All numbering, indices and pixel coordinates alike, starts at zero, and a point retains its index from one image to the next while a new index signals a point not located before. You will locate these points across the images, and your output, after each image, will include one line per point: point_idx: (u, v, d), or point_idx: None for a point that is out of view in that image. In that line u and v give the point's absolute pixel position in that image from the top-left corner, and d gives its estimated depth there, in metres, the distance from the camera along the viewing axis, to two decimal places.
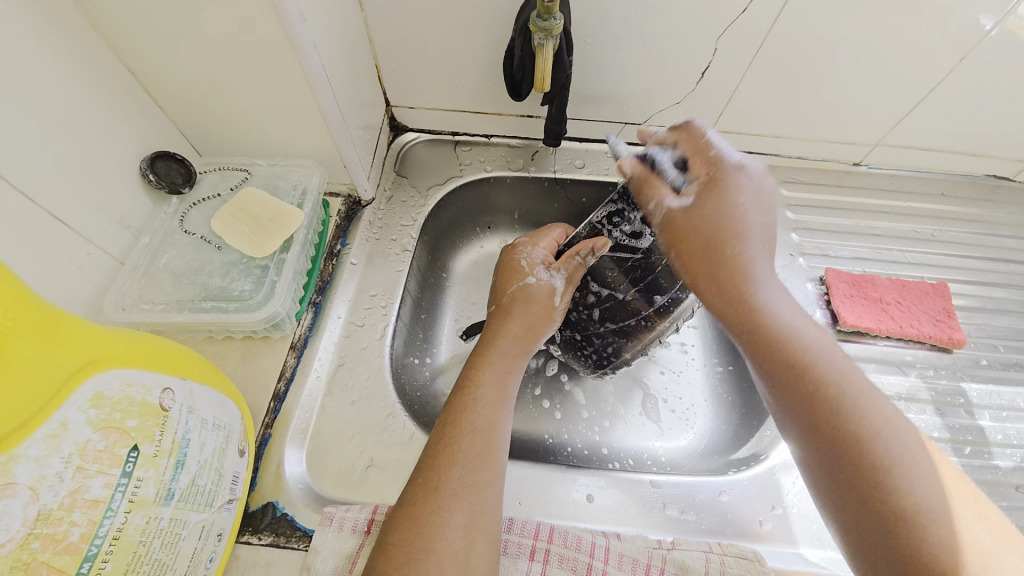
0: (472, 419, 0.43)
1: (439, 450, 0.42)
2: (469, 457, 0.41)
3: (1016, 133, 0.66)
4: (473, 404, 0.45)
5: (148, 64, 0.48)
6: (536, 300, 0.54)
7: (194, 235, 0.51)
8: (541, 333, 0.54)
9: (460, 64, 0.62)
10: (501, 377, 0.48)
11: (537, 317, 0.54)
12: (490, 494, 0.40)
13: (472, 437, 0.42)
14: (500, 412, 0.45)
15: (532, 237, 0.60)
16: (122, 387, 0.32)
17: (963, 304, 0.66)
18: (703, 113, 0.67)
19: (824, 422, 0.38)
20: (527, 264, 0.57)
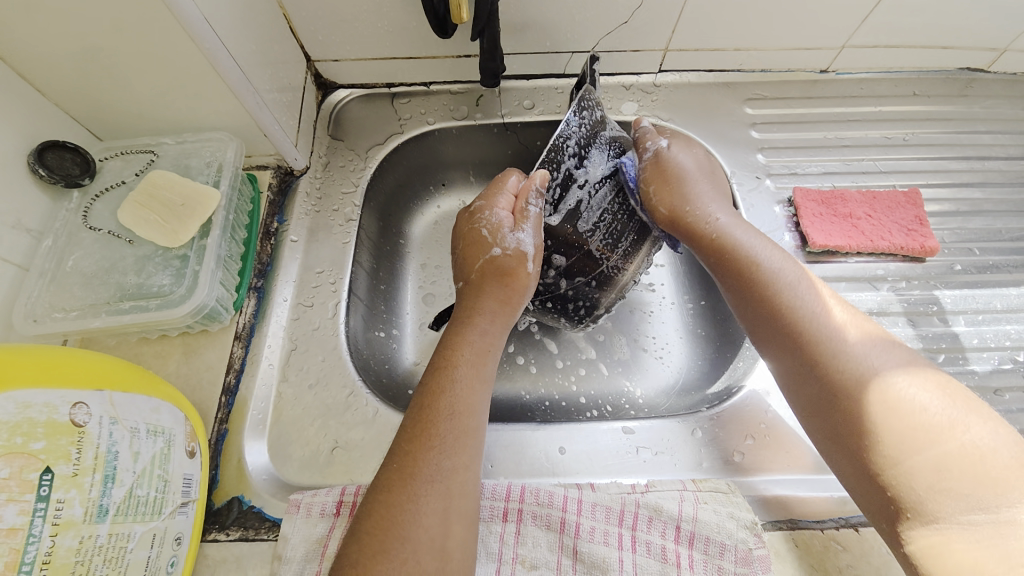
0: (450, 402, 0.41)
1: (414, 435, 0.39)
2: (447, 440, 0.39)
3: (991, 18, 0.61)
4: (448, 386, 0.42)
5: (6, 41, 0.41)
6: (510, 269, 0.49)
7: (101, 231, 0.47)
8: (523, 297, 0.50)
9: (377, 2, 0.55)
10: (478, 353, 0.45)
11: (515, 286, 0.49)
12: (469, 477, 0.39)
13: (451, 420, 0.40)
14: (479, 391, 0.43)
15: (487, 198, 0.52)
16: (18, 409, 0.29)
17: (937, 210, 0.64)
18: (654, 30, 0.61)
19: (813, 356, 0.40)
20: (490, 233, 0.50)
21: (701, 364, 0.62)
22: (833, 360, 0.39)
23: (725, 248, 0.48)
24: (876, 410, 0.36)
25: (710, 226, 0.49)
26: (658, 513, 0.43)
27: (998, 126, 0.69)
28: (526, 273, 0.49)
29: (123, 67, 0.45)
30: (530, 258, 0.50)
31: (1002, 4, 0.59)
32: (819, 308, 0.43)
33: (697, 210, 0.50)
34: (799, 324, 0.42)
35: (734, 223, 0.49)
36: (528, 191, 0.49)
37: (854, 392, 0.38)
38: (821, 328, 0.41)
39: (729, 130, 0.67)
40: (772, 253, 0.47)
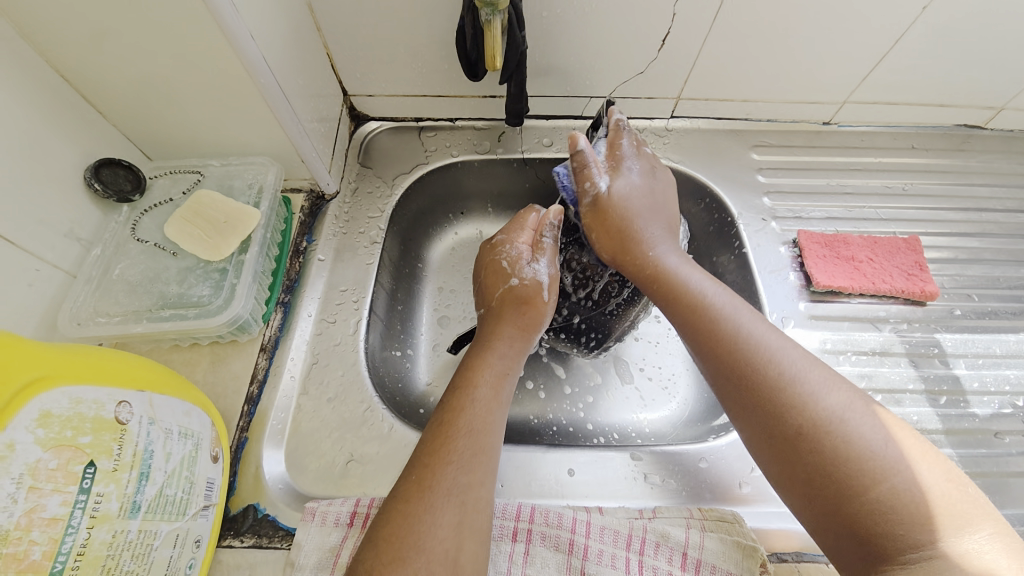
0: (469, 419, 0.42)
1: (431, 449, 0.41)
2: (464, 456, 0.41)
3: (982, 80, 0.65)
4: (469, 404, 0.44)
5: (83, 69, 0.46)
6: (527, 297, 0.51)
7: (147, 243, 0.50)
8: (540, 325, 0.52)
9: (415, 45, 0.60)
10: (495, 375, 0.46)
11: (533, 314, 0.51)
12: (483, 494, 0.40)
13: (468, 437, 0.41)
14: (496, 411, 0.44)
15: (509, 231, 0.55)
16: (71, 404, 0.31)
17: (936, 257, 0.66)
18: (667, 81, 0.66)
19: (777, 418, 0.38)
20: (510, 264, 0.53)
21: (707, 396, 0.63)
22: (806, 437, 0.37)
23: (655, 269, 0.49)
24: (853, 458, 0.35)
25: (647, 261, 0.50)
26: (665, 539, 0.44)
27: (995, 179, 0.72)
28: (543, 302, 0.52)
29: (183, 95, 0.49)
30: (545, 288, 0.52)
31: (992, 68, 0.63)
32: (777, 343, 0.42)
33: (626, 214, 0.51)
34: (762, 368, 0.40)
35: (684, 265, 0.49)
36: (545, 223, 0.55)
37: (796, 425, 0.37)
38: (779, 369, 0.40)
39: (736, 173, 0.71)
40: (723, 296, 0.46)
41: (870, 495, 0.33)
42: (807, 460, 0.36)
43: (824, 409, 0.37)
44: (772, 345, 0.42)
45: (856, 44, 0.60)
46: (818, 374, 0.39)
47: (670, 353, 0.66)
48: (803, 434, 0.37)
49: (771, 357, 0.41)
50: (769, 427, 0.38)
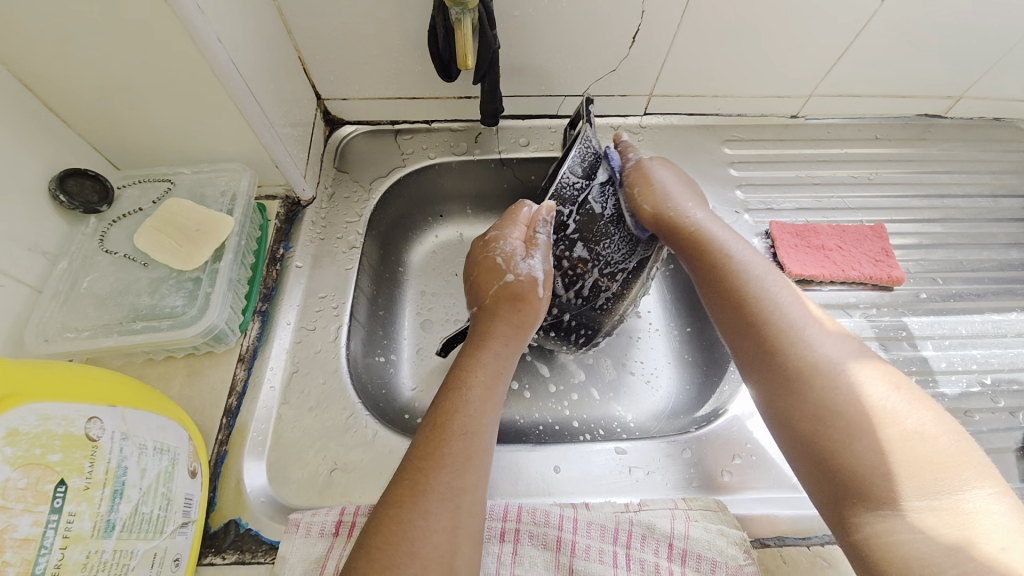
0: (464, 421, 0.43)
1: (424, 451, 0.41)
2: (458, 459, 0.41)
3: (938, 70, 0.68)
4: (462, 406, 0.44)
5: (43, 77, 0.44)
6: (522, 294, 0.52)
7: (116, 254, 0.49)
8: (534, 322, 0.53)
9: (387, 48, 0.60)
10: (490, 375, 0.47)
11: (527, 311, 0.52)
12: (478, 496, 0.40)
13: (463, 439, 0.42)
14: (489, 413, 0.45)
15: (500, 228, 0.55)
16: (39, 421, 0.30)
17: (902, 243, 0.69)
18: (639, 79, 0.67)
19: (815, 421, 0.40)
20: (503, 260, 0.53)
21: (689, 388, 0.64)
22: (806, 375, 0.41)
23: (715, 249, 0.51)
24: (883, 470, 0.36)
25: (717, 261, 0.50)
26: (651, 531, 0.44)
27: (954, 166, 0.75)
28: (538, 299, 0.52)
29: (149, 102, 0.48)
30: (540, 284, 0.53)
31: (948, 59, 0.66)
32: (816, 340, 0.44)
33: (675, 212, 0.54)
34: (802, 366, 0.42)
35: (709, 219, 0.54)
36: (538, 220, 0.53)
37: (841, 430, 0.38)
38: (796, 344, 0.43)
39: (709, 168, 0.72)
40: (771, 282, 0.48)
41: (857, 449, 0.37)
42: (802, 420, 0.40)
43: (826, 369, 0.41)
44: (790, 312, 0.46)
45: (819, 38, 0.62)
46: (827, 337, 0.44)
47: (651, 348, 0.67)
48: (813, 406, 0.40)
49: (794, 327, 0.44)
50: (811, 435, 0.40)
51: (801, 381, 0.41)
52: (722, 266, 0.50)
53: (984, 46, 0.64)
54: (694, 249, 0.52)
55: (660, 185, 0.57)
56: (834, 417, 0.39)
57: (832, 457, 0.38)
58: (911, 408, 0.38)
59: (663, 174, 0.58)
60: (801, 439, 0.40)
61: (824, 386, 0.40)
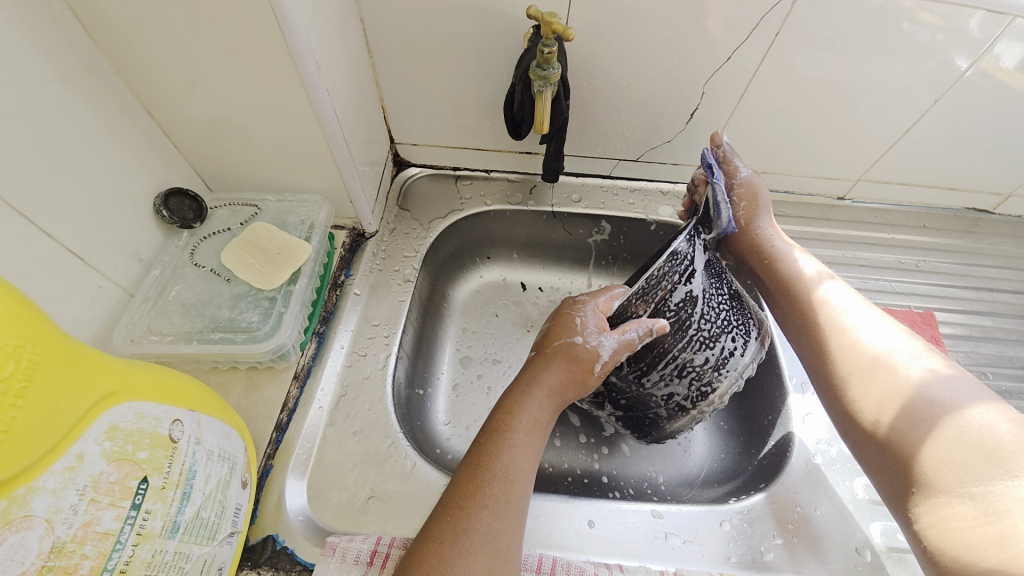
0: (505, 465, 0.43)
1: (462, 491, 0.41)
2: (497, 502, 0.41)
3: (988, 168, 0.70)
4: (506, 449, 0.44)
5: (168, 109, 0.50)
6: (582, 359, 0.49)
7: (204, 268, 0.53)
8: (581, 391, 0.50)
9: (463, 104, 0.66)
10: (532, 420, 0.46)
11: (581, 378, 0.49)
12: (512, 543, 0.40)
13: (503, 482, 0.42)
14: (529, 460, 0.44)
15: (588, 295, 0.55)
16: (134, 419, 0.32)
17: (951, 332, 0.68)
18: (693, 150, 0.71)
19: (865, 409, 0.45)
20: (579, 323, 0.51)
21: (725, 458, 0.62)
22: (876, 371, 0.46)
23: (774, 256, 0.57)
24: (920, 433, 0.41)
25: (782, 266, 0.56)
26: None
27: (1005, 262, 0.75)
28: (591, 377, 0.50)
29: (251, 136, 0.53)
30: (595, 361, 0.49)
31: (1001, 156, 0.68)
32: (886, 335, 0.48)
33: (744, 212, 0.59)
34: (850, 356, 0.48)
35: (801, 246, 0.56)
36: (645, 322, 0.50)
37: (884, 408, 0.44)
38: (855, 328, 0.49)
39: None
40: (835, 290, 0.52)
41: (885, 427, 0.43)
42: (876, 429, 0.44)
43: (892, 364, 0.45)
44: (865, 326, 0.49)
45: (872, 127, 0.65)
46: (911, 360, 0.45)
47: None
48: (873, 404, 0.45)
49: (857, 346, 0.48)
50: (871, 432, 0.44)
51: (847, 358, 0.48)
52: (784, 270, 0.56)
53: None
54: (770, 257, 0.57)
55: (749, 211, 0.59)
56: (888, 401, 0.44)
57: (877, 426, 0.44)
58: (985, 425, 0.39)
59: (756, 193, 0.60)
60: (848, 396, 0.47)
61: (869, 365, 0.46)
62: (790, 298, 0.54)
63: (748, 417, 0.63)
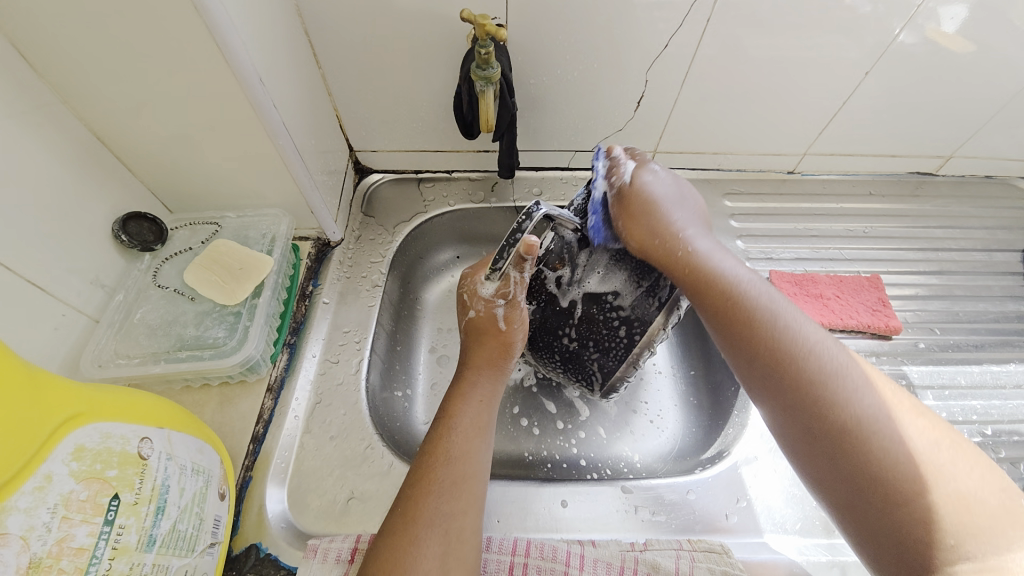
0: (448, 448, 0.45)
1: (415, 481, 0.43)
2: (444, 485, 0.43)
3: (924, 133, 0.73)
4: (448, 433, 0.46)
5: (117, 134, 0.51)
6: (482, 326, 0.52)
7: (167, 289, 0.54)
8: (511, 354, 0.53)
9: (416, 107, 0.67)
10: (475, 406, 0.49)
11: (494, 344, 0.52)
12: (467, 524, 0.42)
13: (448, 466, 0.44)
14: (477, 440, 0.47)
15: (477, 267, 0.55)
16: (102, 439, 0.33)
17: (900, 293, 0.71)
18: (645, 136, 0.73)
19: (831, 428, 0.40)
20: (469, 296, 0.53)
21: (694, 431, 0.65)
22: (824, 388, 0.41)
23: (722, 287, 0.46)
24: (892, 460, 0.37)
25: (683, 248, 0.48)
26: (656, 571, 0.45)
27: (949, 222, 0.79)
28: (510, 330, 0.52)
29: (204, 156, 0.54)
30: (503, 317, 0.51)
31: (934, 121, 0.71)
32: (811, 336, 0.44)
33: (649, 201, 0.51)
34: (811, 373, 0.42)
35: (714, 251, 0.49)
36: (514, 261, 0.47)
37: (849, 433, 0.39)
38: (817, 362, 0.42)
39: (711, 219, 0.77)
40: (757, 284, 0.47)
41: (912, 503, 0.36)
42: (844, 456, 0.39)
43: (842, 373, 0.42)
44: (812, 346, 0.43)
45: (811, 102, 0.68)
46: (869, 386, 0.41)
47: (657, 390, 0.69)
48: (840, 432, 0.39)
49: (810, 353, 0.43)
50: (835, 458, 0.39)
51: (807, 367, 0.42)
52: (700, 279, 0.47)
53: (970, 109, 0.69)
54: (686, 267, 0.47)
55: (651, 202, 0.51)
56: (892, 467, 0.37)
57: (864, 465, 0.38)
58: (952, 453, 0.38)
59: (654, 189, 0.52)
60: (821, 441, 0.40)
61: (832, 388, 0.41)
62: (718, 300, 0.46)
63: (714, 390, 0.66)
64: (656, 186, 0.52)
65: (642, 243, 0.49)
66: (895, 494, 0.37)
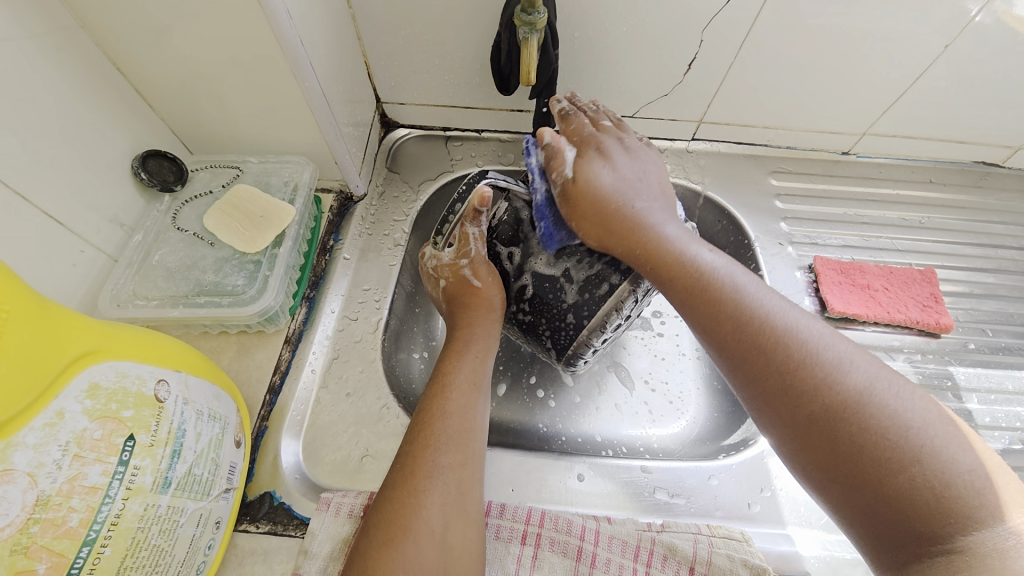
0: (447, 404, 0.43)
1: (415, 437, 0.42)
2: (445, 437, 0.41)
3: (1001, 119, 0.66)
4: (450, 390, 0.44)
5: (138, 66, 0.48)
6: (455, 290, 0.50)
7: (187, 232, 0.53)
8: (494, 305, 0.50)
9: (450, 58, 0.63)
10: (470, 362, 0.47)
11: (477, 299, 0.49)
12: (468, 472, 0.41)
13: (446, 419, 0.42)
14: (476, 397, 0.45)
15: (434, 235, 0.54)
16: (117, 378, 0.32)
17: (951, 290, 0.67)
18: (691, 104, 0.68)
19: (813, 411, 0.35)
20: (434, 269, 0.52)
21: (717, 416, 0.63)
22: (805, 367, 0.36)
23: (681, 262, 0.41)
24: (881, 436, 0.33)
25: (645, 235, 0.43)
26: (673, 553, 0.44)
27: (1013, 217, 0.73)
28: (486, 286, 0.49)
29: (227, 94, 0.51)
30: (473, 274, 0.49)
31: (1013, 108, 0.65)
32: (784, 313, 0.39)
33: (601, 194, 0.44)
34: (783, 350, 0.37)
35: (686, 237, 0.43)
36: (465, 217, 0.48)
37: (832, 406, 0.34)
38: (792, 344, 0.37)
39: (754, 198, 0.72)
40: (724, 266, 0.42)
41: (898, 474, 0.32)
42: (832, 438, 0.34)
43: (821, 350, 0.37)
44: (793, 326, 0.38)
45: (879, 78, 0.62)
46: (859, 359, 0.36)
47: (682, 372, 0.66)
48: (822, 415, 0.35)
49: (786, 329, 0.38)
50: (820, 441, 0.35)
51: (787, 343, 0.37)
52: (662, 260, 0.42)
53: None
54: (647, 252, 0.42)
55: (601, 196, 0.44)
56: (879, 441, 0.33)
57: (856, 449, 0.33)
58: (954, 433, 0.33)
59: (604, 177, 0.45)
60: (808, 425, 0.35)
61: (812, 364, 0.36)
62: (674, 279, 0.41)
63: None
64: (611, 177, 0.45)
65: (602, 239, 0.43)
66: (885, 474, 0.32)
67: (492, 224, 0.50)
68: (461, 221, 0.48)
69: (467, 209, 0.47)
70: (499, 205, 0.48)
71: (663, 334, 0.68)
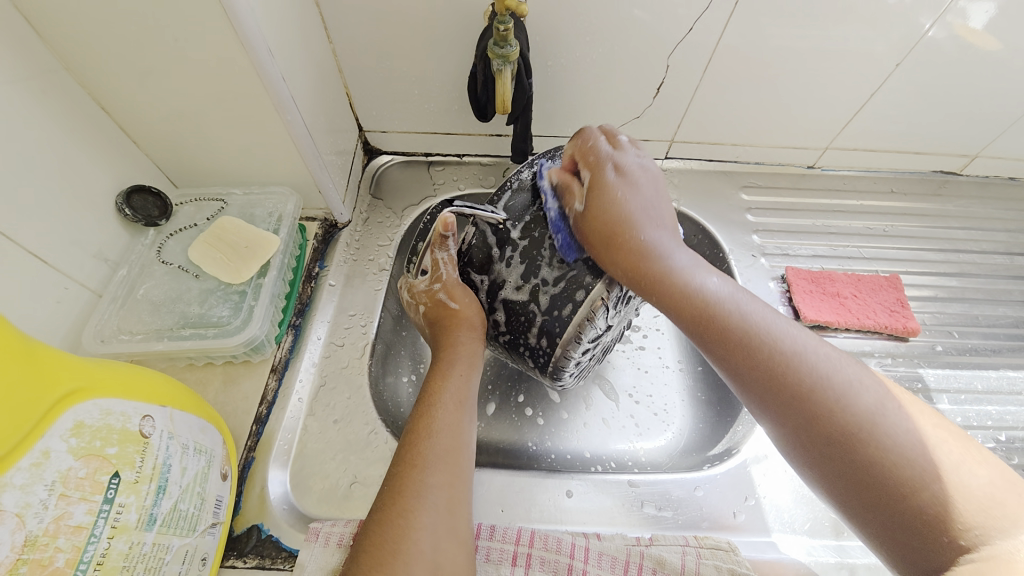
0: (435, 424, 0.44)
1: (404, 457, 0.42)
2: (436, 457, 0.42)
3: (951, 131, 0.71)
4: (438, 410, 0.45)
5: (121, 105, 0.49)
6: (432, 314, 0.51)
7: (171, 265, 0.53)
8: (471, 324, 0.50)
9: (429, 88, 0.65)
10: (457, 382, 0.47)
11: (453, 319, 0.50)
12: (455, 493, 0.41)
13: (435, 437, 0.43)
14: (463, 416, 0.46)
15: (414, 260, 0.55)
16: (102, 416, 0.33)
17: (918, 295, 0.70)
18: (663, 125, 0.71)
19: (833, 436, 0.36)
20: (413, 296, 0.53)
21: (703, 426, 0.64)
22: (853, 426, 0.36)
23: (702, 305, 0.41)
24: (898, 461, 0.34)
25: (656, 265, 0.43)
26: (661, 566, 0.45)
27: (971, 223, 0.76)
28: (462, 306, 0.50)
29: (211, 130, 0.52)
30: (448, 297, 0.50)
31: (963, 119, 0.69)
32: (798, 340, 0.40)
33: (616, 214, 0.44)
34: (803, 382, 0.38)
35: (695, 267, 0.44)
36: (434, 243, 0.51)
37: (847, 425, 0.36)
38: (802, 371, 0.38)
39: (727, 213, 0.75)
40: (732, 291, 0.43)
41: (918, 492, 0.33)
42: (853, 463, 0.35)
43: (835, 378, 0.38)
44: (818, 371, 0.38)
45: (837, 96, 0.66)
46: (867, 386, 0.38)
47: (666, 385, 0.67)
48: (855, 449, 0.35)
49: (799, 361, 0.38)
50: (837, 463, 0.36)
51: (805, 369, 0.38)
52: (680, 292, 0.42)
53: (1003, 106, 0.66)
54: (653, 286, 0.42)
55: (612, 217, 0.44)
56: (899, 465, 0.34)
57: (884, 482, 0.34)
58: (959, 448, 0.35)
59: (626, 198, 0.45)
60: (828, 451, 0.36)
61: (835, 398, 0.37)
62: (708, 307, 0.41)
63: (723, 386, 0.65)
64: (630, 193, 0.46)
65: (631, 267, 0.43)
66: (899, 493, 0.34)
67: (463, 249, 0.51)
68: (431, 247, 0.51)
69: (434, 236, 0.50)
70: (469, 229, 0.50)
71: (645, 347, 0.69)
